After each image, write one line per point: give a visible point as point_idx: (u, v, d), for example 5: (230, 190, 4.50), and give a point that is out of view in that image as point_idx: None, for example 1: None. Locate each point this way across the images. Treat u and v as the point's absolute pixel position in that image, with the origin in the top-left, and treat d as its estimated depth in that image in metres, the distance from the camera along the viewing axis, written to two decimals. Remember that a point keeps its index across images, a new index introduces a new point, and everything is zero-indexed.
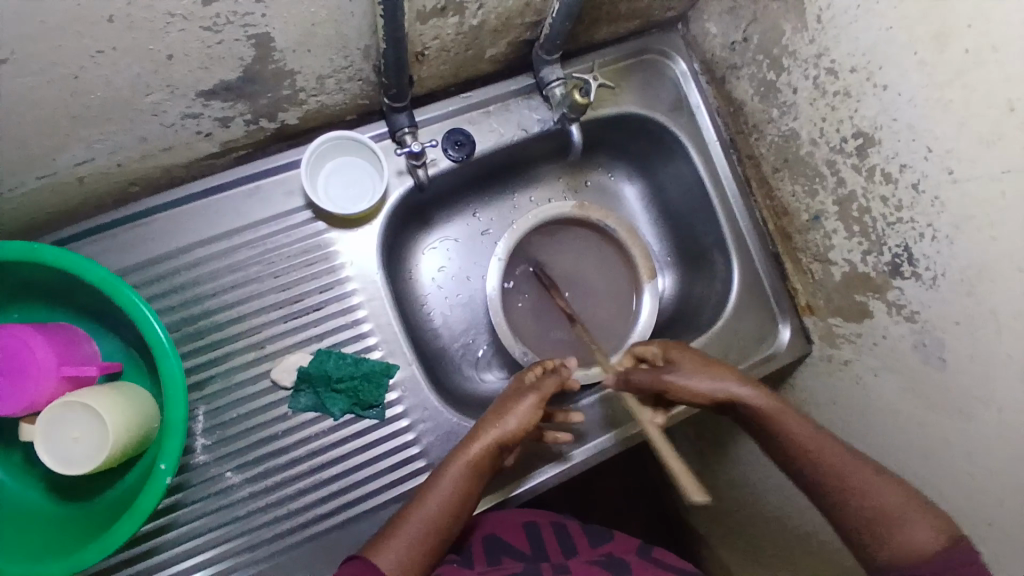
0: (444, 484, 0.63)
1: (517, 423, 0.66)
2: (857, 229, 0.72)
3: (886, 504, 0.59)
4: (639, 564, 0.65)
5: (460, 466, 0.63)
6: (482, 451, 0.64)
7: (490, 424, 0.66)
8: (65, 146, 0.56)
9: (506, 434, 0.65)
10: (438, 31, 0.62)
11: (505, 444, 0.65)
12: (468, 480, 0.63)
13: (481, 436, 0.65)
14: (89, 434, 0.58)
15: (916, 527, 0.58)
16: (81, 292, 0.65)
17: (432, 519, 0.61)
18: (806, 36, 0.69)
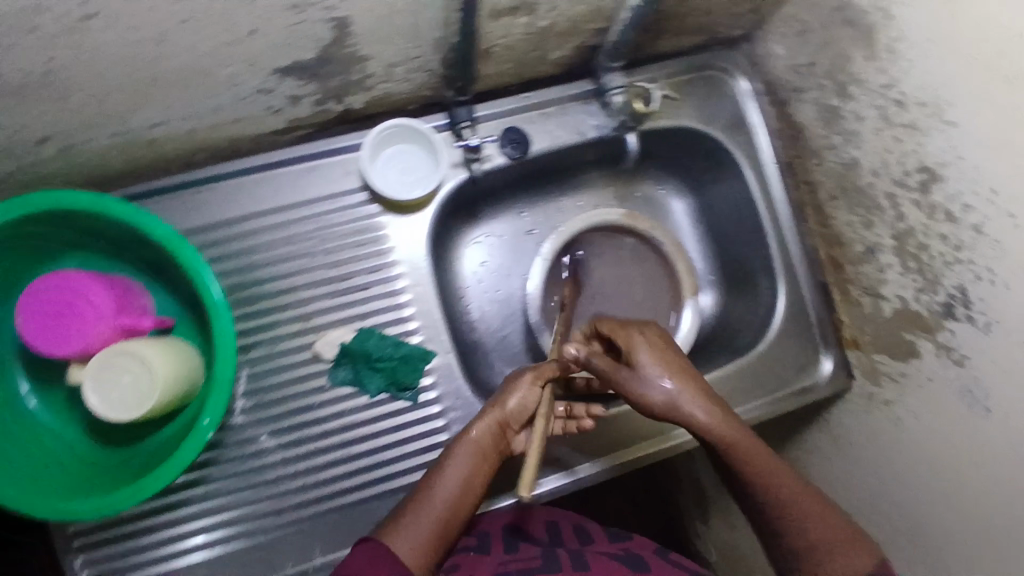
0: (454, 466, 0.63)
1: (518, 400, 0.67)
2: (913, 265, 0.70)
3: (815, 528, 0.58)
4: (657, 563, 0.65)
5: (469, 448, 0.64)
6: (485, 430, 0.65)
7: (490, 406, 0.67)
8: (142, 108, 0.59)
9: (507, 411, 0.67)
10: (507, 30, 0.63)
11: (507, 422, 0.67)
12: (478, 460, 0.64)
13: (483, 417, 0.66)
14: (136, 381, 0.61)
15: (847, 552, 0.57)
16: (142, 248, 0.68)
17: (445, 502, 0.61)
18: (876, 65, 0.68)
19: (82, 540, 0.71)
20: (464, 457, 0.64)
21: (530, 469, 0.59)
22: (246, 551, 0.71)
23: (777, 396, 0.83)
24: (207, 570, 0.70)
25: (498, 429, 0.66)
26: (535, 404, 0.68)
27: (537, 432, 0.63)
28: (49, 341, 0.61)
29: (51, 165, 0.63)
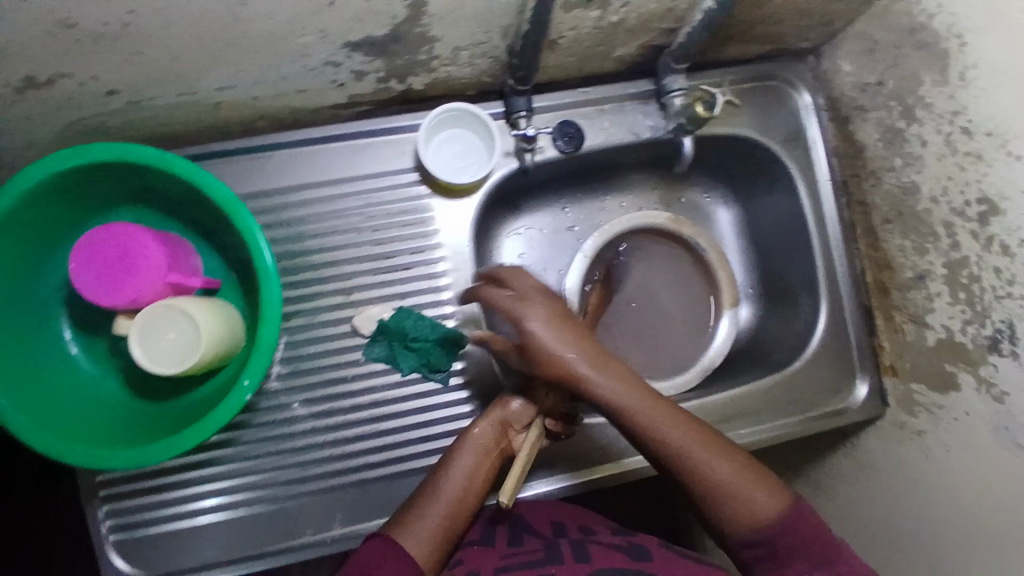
0: (459, 463, 0.65)
1: (520, 406, 0.69)
2: (962, 296, 0.69)
3: (724, 478, 0.57)
4: (662, 552, 0.62)
5: (471, 447, 0.66)
6: (487, 430, 0.67)
7: (494, 407, 0.69)
8: (212, 70, 0.59)
9: (509, 413, 0.68)
10: (576, 22, 0.63)
11: (508, 422, 0.69)
12: (481, 458, 0.66)
13: (486, 417, 0.68)
14: (184, 336, 0.62)
15: (756, 499, 0.56)
16: (196, 208, 0.69)
17: (452, 496, 0.63)
18: (946, 91, 0.67)
19: (109, 490, 0.72)
20: (468, 454, 0.66)
21: (513, 478, 0.62)
22: (268, 515, 0.72)
23: (809, 415, 0.82)
24: (228, 529, 0.72)
25: (499, 429, 0.68)
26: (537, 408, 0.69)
27: (529, 442, 0.66)
28: (102, 289, 0.61)
29: (114, 118, 0.64)
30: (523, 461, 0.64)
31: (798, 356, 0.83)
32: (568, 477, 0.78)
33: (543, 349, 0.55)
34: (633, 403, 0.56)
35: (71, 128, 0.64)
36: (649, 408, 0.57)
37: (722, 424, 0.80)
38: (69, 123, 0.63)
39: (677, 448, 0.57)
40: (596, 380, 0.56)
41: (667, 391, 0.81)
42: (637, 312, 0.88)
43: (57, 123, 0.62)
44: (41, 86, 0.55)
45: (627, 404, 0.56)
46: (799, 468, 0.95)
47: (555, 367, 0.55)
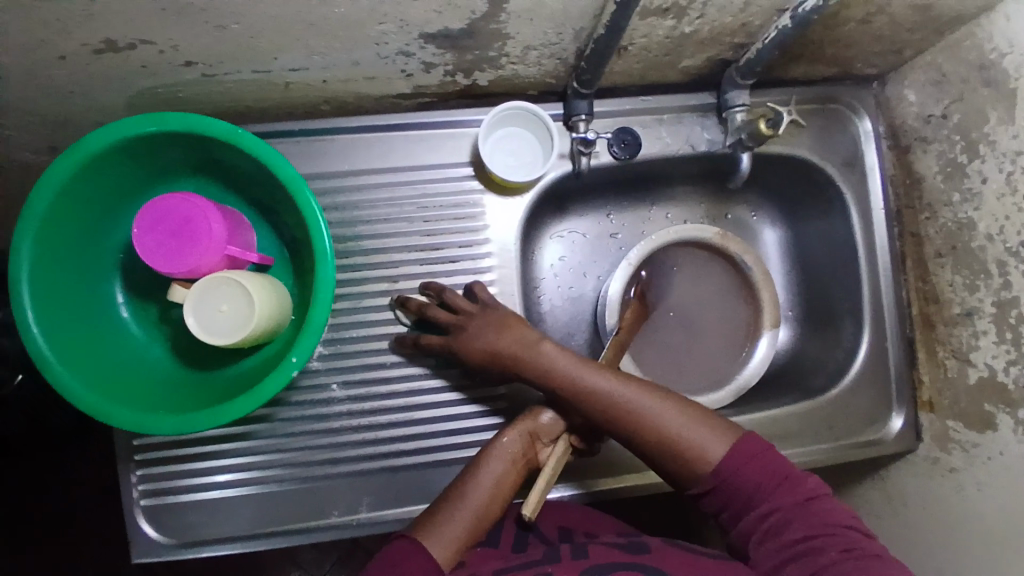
0: (487, 471, 0.65)
1: (551, 418, 0.69)
2: (1009, 336, 0.68)
3: (671, 424, 0.62)
4: (662, 545, 0.60)
5: (500, 455, 0.66)
6: (516, 440, 0.67)
7: (524, 417, 0.69)
8: (289, 51, 0.60)
9: (538, 425, 0.68)
10: (649, 30, 0.63)
11: (537, 434, 0.68)
12: (508, 467, 0.66)
13: (516, 426, 0.68)
14: (236, 309, 0.63)
15: (703, 442, 0.60)
16: (256, 184, 0.70)
17: (478, 502, 0.63)
18: (1012, 129, 0.66)
19: (143, 455, 0.73)
20: (496, 463, 0.66)
21: (538, 492, 0.64)
22: (297, 493, 0.73)
23: (840, 443, 0.81)
24: (256, 503, 0.73)
25: (527, 438, 0.68)
26: (566, 422, 0.69)
27: (556, 457, 0.67)
28: (163, 256, 0.62)
29: (185, 88, 0.65)
30: (546, 476, 0.65)
31: (835, 383, 0.82)
32: (591, 484, 0.78)
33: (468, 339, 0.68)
34: (564, 364, 0.65)
35: (142, 95, 0.65)
36: (585, 369, 0.64)
37: None
38: (141, 90, 0.65)
39: (611, 395, 0.63)
40: (523, 349, 0.66)
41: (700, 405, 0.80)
42: (674, 324, 0.88)
43: (129, 89, 0.64)
44: (120, 50, 0.56)
45: (562, 367, 0.64)
46: None
47: (483, 353, 0.68)
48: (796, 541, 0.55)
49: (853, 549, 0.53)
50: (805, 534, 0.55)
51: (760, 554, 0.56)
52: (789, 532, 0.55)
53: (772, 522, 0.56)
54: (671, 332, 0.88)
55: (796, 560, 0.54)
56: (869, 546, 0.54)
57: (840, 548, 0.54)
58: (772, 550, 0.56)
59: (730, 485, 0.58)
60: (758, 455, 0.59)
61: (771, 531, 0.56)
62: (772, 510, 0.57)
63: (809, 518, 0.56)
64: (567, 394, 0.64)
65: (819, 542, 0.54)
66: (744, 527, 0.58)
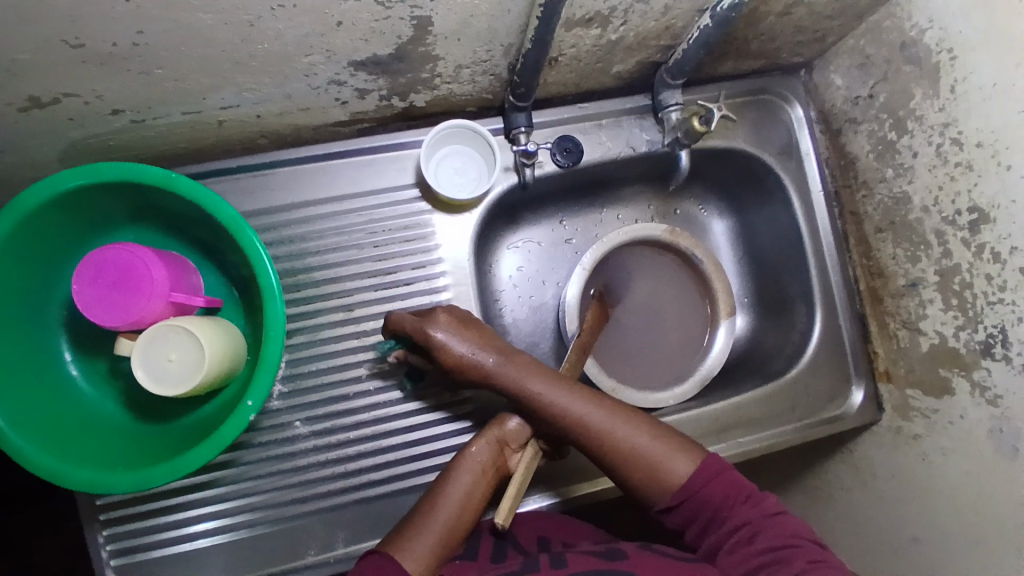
0: (455, 482, 0.66)
1: (517, 424, 0.69)
2: (955, 302, 0.71)
3: (635, 440, 0.63)
4: (637, 551, 0.60)
5: (469, 466, 0.66)
6: (484, 450, 0.67)
7: (490, 426, 0.69)
8: (219, 90, 0.60)
9: (507, 433, 0.69)
10: (577, 40, 0.64)
11: (505, 442, 0.69)
12: (477, 477, 0.66)
13: (483, 436, 0.69)
14: (186, 358, 0.62)
15: (668, 460, 0.62)
16: (199, 227, 0.70)
17: (450, 514, 0.63)
18: (936, 104, 0.69)
19: (108, 514, 0.70)
20: (466, 474, 0.66)
21: (511, 499, 0.65)
22: (270, 536, 0.72)
23: (806, 422, 0.83)
24: (230, 551, 0.71)
25: (496, 448, 0.69)
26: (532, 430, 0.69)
27: (526, 465, 0.68)
28: (104, 308, 0.61)
29: (116, 137, 0.64)
30: (516, 484, 0.66)
31: (794, 364, 0.84)
32: (569, 491, 0.78)
33: (457, 350, 0.65)
34: (538, 385, 0.65)
35: (74, 147, 0.64)
36: (557, 390, 0.65)
37: (722, 433, 0.81)
38: (72, 142, 0.63)
39: (574, 412, 0.64)
40: (498, 367, 0.66)
41: (667, 400, 0.81)
42: (634, 323, 0.89)
43: (59, 142, 0.62)
44: (45, 105, 0.55)
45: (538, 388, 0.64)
46: (798, 474, 0.96)
47: (458, 359, 0.65)
48: (765, 551, 0.57)
49: (817, 560, 0.55)
50: (773, 544, 0.57)
51: (729, 565, 0.58)
52: (757, 543, 0.57)
53: (739, 535, 0.58)
54: (632, 331, 0.89)
55: (764, 569, 0.56)
56: (831, 557, 0.56)
57: (806, 558, 0.55)
58: (741, 560, 0.57)
59: (699, 498, 0.60)
60: (722, 470, 0.62)
61: (739, 543, 0.58)
62: (739, 524, 0.59)
63: (774, 530, 0.58)
64: (534, 413, 0.65)
65: (788, 552, 0.56)
66: (712, 541, 0.60)
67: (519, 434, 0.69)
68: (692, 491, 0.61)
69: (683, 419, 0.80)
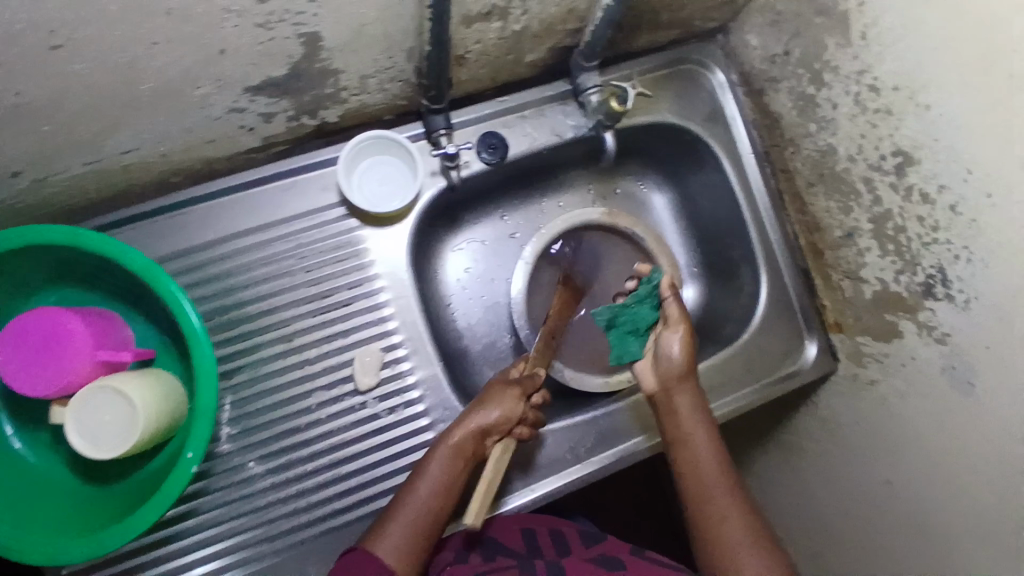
0: (430, 470, 0.64)
1: (501, 412, 0.66)
2: (891, 248, 0.72)
3: (736, 522, 0.63)
4: (632, 560, 0.65)
5: (444, 452, 0.65)
6: (463, 436, 0.65)
7: (471, 411, 0.67)
8: (115, 135, 0.57)
9: (490, 422, 0.66)
10: (480, 35, 0.63)
11: (485, 432, 0.66)
12: (452, 465, 0.64)
13: (462, 423, 0.66)
14: (120, 417, 0.59)
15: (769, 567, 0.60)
16: (120, 278, 0.67)
17: (426, 504, 0.63)
18: (850, 52, 0.69)
19: None
20: (440, 460, 0.64)
21: (480, 499, 0.60)
22: None
23: (763, 382, 0.84)
24: None
25: (474, 436, 0.66)
26: (512, 418, 0.67)
27: (500, 458, 0.64)
28: (27, 380, 0.59)
29: (18, 199, 0.61)
30: (487, 479, 0.62)
31: (746, 327, 0.85)
32: (568, 472, 0.75)
33: (674, 357, 0.71)
34: (704, 439, 0.68)
35: None
36: (714, 463, 0.67)
37: None
38: None
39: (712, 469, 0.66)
40: (692, 406, 0.70)
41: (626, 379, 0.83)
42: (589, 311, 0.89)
43: None
44: None
45: (697, 441, 0.68)
46: (771, 430, 0.97)
47: (676, 367, 0.71)
48: None
49: None
50: None
51: None
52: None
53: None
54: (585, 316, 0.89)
55: None
56: None
57: None
58: None
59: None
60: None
61: None
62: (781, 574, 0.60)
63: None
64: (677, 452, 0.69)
65: None
66: None
67: (505, 419, 0.66)
68: None
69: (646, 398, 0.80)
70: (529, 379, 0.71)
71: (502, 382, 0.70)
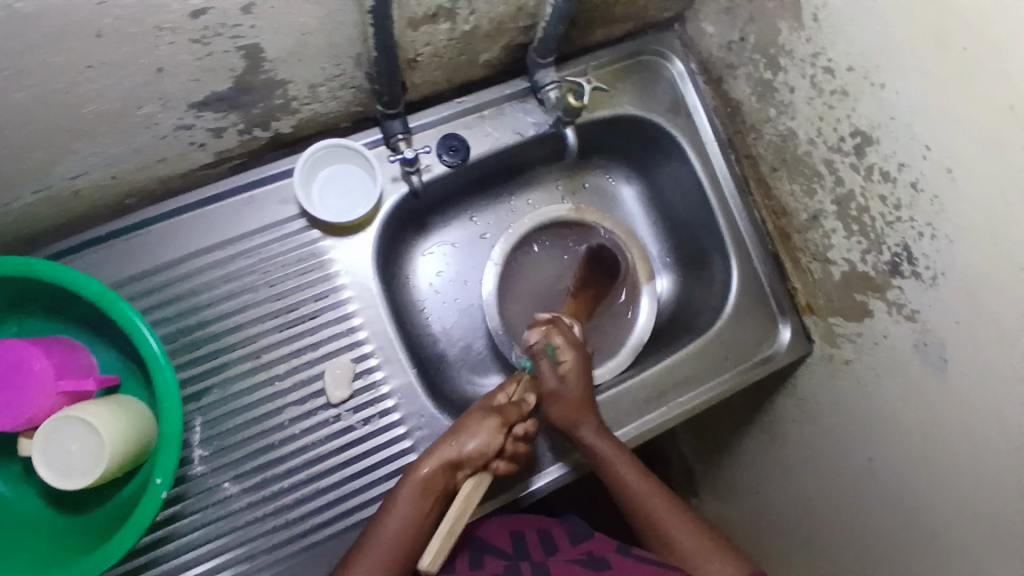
0: (397, 505, 0.62)
1: (478, 443, 0.65)
2: (856, 228, 0.72)
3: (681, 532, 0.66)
4: (620, 560, 0.63)
5: (413, 487, 0.63)
6: (433, 469, 0.64)
7: (441, 444, 0.65)
8: (62, 161, 0.56)
9: (464, 455, 0.64)
10: (429, 38, 0.62)
11: (457, 464, 0.64)
12: (422, 499, 0.63)
13: (432, 455, 0.64)
14: (87, 446, 0.58)
15: (716, 564, 0.63)
16: (79, 305, 0.65)
17: (394, 541, 0.61)
18: (803, 35, 0.68)
19: None
20: (407, 496, 0.63)
21: (441, 541, 0.60)
22: None
23: (740, 368, 0.84)
24: None
25: (446, 468, 0.64)
26: (488, 450, 0.65)
27: (468, 496, 0.63)
28: None
29: None
30: (450, 519, 0.61)
31: (720, 314, 0.85)
32: (550, 471, 0.75)
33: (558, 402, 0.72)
34: (625, 464, 0.70)
35: None
36: (637, 478, 0.69)
37: (663, 396, 0.81)
38: None
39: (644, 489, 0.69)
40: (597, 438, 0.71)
41: (603, 375, 0.82)
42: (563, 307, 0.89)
43: None
44: None
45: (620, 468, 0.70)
46: (753, 415, 0.97)
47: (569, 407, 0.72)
48: None
49: None
50: None
51: None
52: None
53: None
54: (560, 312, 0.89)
55: None
56: None
57: None
58: None
59: None
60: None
61: None
62: None
63: None
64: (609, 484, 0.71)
65: None
66: None
67: (482, 449, 0.65)
68: None
69: (623, 392, 0.80)
70: (514, 407, 0.69)
71: (484, 409, 0.68)
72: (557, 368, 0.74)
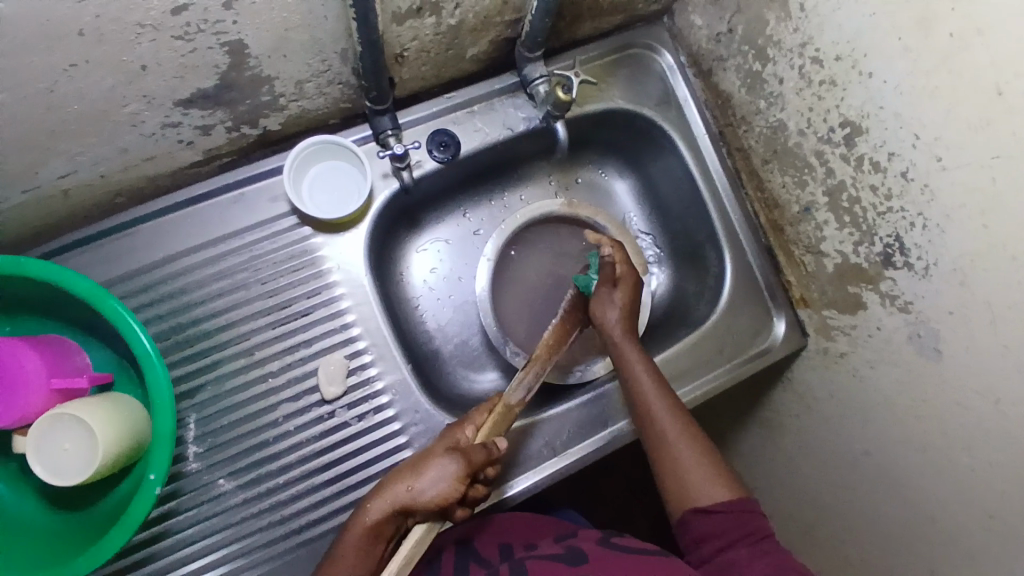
0: (346, 547, 0.59)
1: (436, 493, 0.60)
2: (848, 219, 0.71)
3: (681, 443, 0.66)
4: (598, 552, 0.62)
5: (362, 529, 0.59)
6: (384, 513, 0.60)
7: (394, 481, 0.61)
8: (48, 161, 0.56)
9: (418, 503, 0.60)
10: (415, 32, 0.63)
11: (411, 508, 0.60)
12: (371, 543, 0.59)
13: (385, 493, 0.61)
14: (81, 445, 0.58)
15: (711, 484, 0.63)
16: (70, 304, 0.66)
17: None
18: (790, 25, 0.68)
19: None
20: (355, 540, 0.59)
21: None
22: None
23: (735, 362, 0.84)
24: None
25: (399, 510, 0.60)
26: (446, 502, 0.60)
27: (413, 547, 0.61)
28: None
29: None
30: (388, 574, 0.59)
31: (714, 307, 0.85)
32: (545, 467, 0.75)
33: (611, 311, 0.73)
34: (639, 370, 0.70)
35: None
36: (654, 389, 0.69)
37: None
38: None
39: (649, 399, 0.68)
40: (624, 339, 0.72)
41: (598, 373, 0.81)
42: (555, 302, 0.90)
43: None
44: None
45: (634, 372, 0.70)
46: (751, 409, 0.97)
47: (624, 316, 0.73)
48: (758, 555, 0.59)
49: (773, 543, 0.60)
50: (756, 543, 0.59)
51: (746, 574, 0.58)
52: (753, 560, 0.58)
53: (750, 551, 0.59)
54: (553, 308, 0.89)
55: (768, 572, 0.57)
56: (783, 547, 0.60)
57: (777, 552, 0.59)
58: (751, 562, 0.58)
59: (727, 521, 0.61)
60: (751, 508, 0.62)
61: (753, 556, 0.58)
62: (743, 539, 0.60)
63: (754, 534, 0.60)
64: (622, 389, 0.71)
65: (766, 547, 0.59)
66: (728, 555, 0.59)
67: (441, 498, 0.60)
68: (724, 510, 0.61)
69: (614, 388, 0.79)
70: (483, 451, 0.63)
71: (450, 448, 0.63)
72: (610, 274, 0.74)
